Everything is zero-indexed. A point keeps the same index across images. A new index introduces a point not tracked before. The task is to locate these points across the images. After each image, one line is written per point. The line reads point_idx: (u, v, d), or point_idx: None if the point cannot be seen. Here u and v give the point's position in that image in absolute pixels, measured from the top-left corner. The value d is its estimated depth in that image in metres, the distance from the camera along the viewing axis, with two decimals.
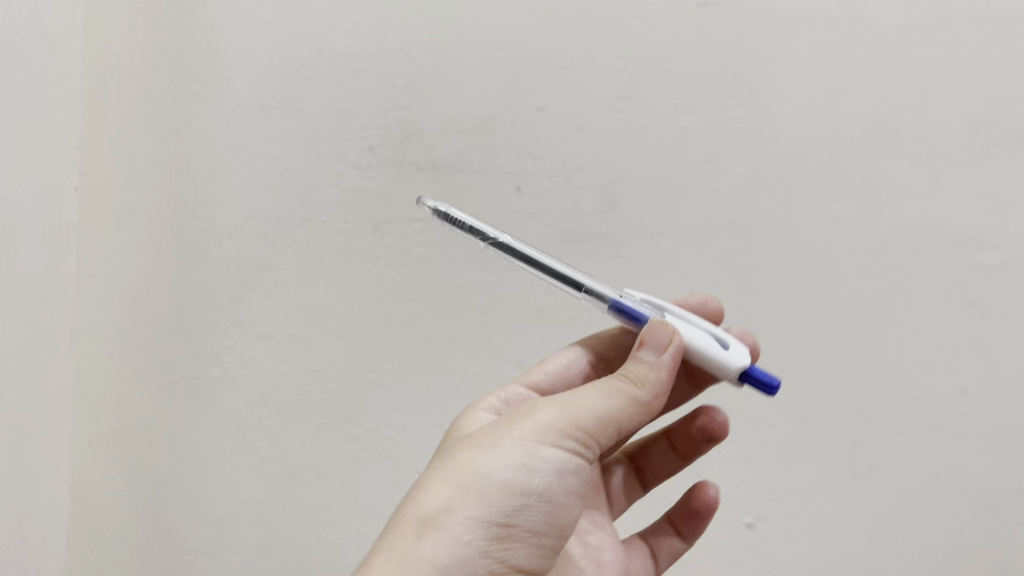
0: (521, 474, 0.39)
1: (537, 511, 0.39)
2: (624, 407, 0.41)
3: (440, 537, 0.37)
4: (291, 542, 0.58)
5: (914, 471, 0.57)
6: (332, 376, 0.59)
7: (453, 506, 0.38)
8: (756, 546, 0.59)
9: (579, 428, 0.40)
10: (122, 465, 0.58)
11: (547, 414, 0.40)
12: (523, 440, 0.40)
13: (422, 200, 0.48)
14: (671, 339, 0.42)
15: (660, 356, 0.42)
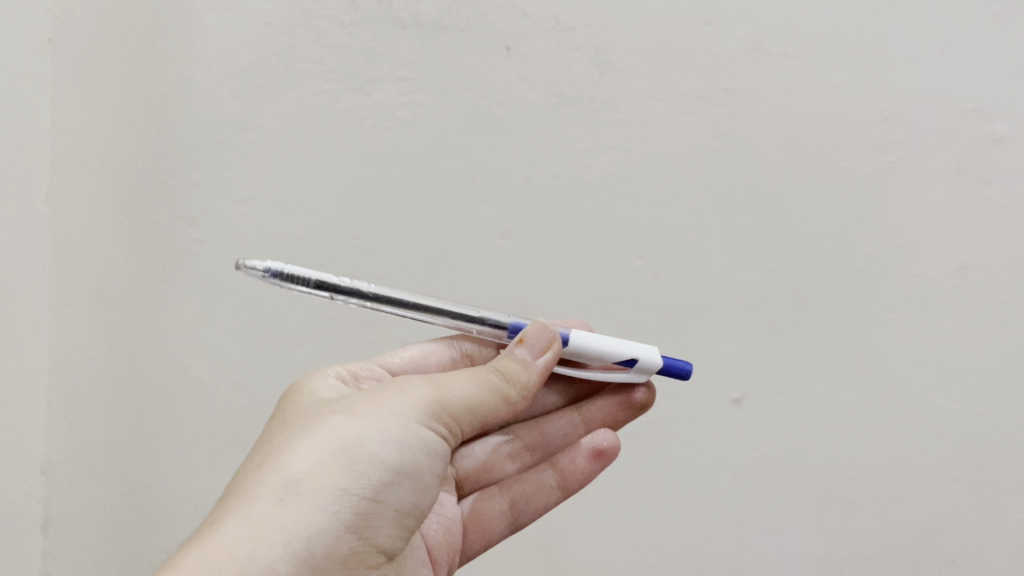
0: (392, 449, 0.36)
1: (404, 490, 0.37)
2: (486, 394, 0.40)
3: (304, 505, 0.34)
4: (270, 404, 0.58)
5: (907, 349, 0.56)
6: (314, 242, 0.58)
7: (320, 470, 0.35)
8: (741, 422, 0.58)
9: (444, 411, 0.38)
10: (103, 326, 0.59)
11: (415, 392, 0.38)
12: (397, 414, 0.37)
13: (241, 263, 0.38)
14: (551, 343, 0.42)
15: (541, 361, 0.42)
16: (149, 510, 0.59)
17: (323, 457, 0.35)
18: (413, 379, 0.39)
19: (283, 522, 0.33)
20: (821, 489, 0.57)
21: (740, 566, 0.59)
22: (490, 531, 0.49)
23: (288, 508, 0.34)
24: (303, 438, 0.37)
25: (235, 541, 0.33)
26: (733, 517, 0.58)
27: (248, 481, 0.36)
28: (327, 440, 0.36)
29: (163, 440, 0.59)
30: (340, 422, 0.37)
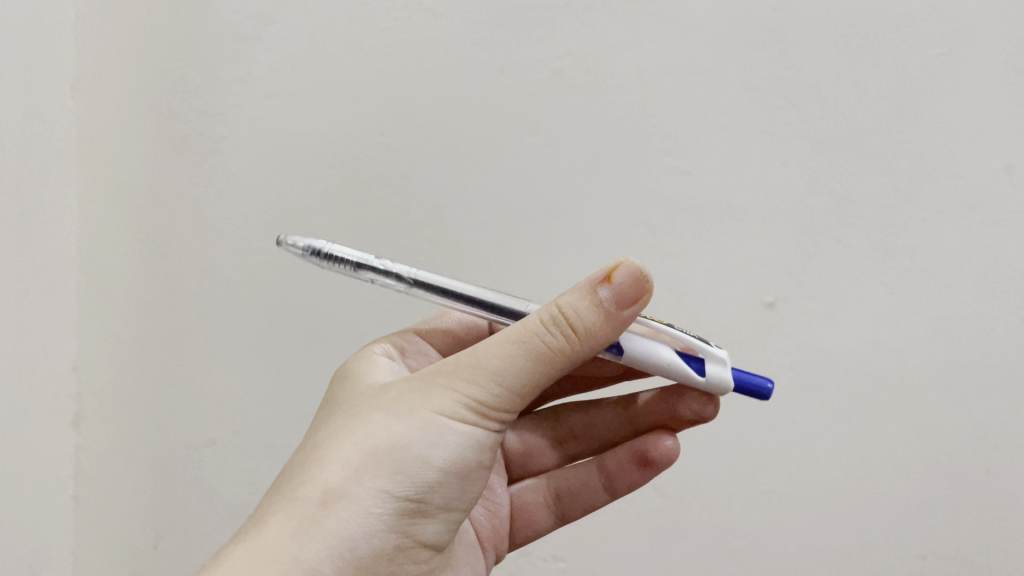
0: (432, 450, 0.35)
1: (451, 488, 0.36)
2: (548, 369, 0.36)
3: (346, 511, 0.34)
4: (298, 305, 0.58)
5: (948, 253, 0.54)
6: (340, 139, 0.57)
7: (361, 476, 0.34)
8: (773, 324, 0.56)
9: (497, 398, 0.36)
10: (132, 223, 0.59)
11: (467, 380, 0.36)
12: (440, 413, 0.35)
13: (283, 238, 0.39)
14: (640, 295, 0.35)
15: (618, 308, 0.35)
16: (180, 408, 0.60)
17: (364, 460, 0.35)
18: (468, 358, 0.36)
19: (325, 527, 0.33)
20: (854, 396, 0.56)
21: (767, 472, 0.58)
22: (534, 522, 0.51)
23: (329, 514, 0.33)
24: (347, 438, 0.36)
25: (276, 547, 0.33)
26: (763, 424, 0.58)
27: (293, 481, 0.35)
28: (369, 440, 0.35)
29: (194, 339, 0.59)
30: (383, 419, 0.36)
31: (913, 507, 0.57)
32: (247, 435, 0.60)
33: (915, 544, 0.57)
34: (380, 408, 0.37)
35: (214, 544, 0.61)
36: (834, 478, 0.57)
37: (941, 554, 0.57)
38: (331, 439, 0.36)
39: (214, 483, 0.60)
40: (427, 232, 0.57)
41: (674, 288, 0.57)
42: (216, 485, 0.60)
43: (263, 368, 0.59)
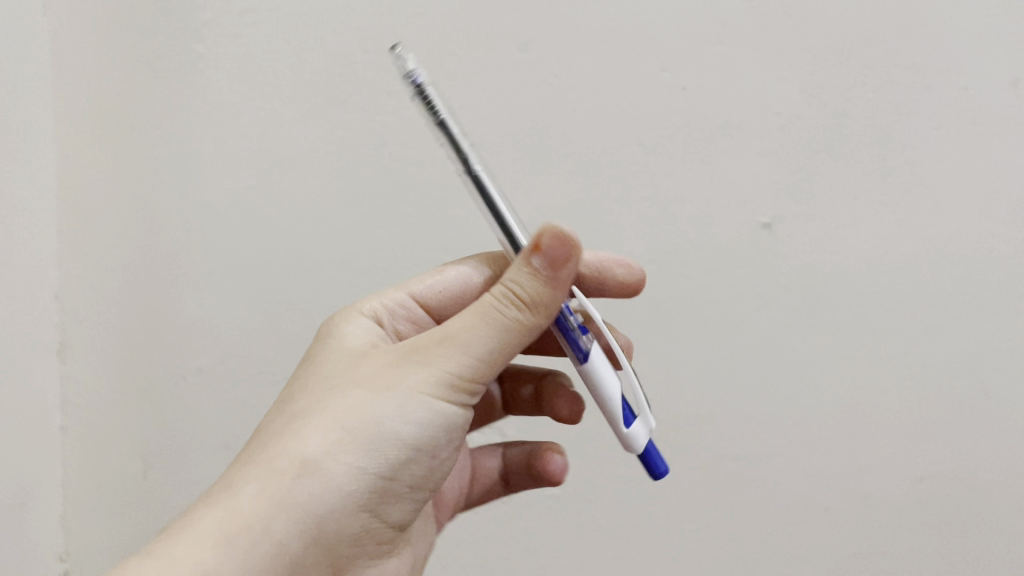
0: (408, 428, 0.35)
1: (421, 466, 0.37)
2: (512, 339, 0.36)
3: (320, 486, 0.34)
4: (283, 230, 0.57)
5: (949, 169, 0.52)
6: (321, 57, 0.55)
7: (337, 452, 0.34)
8: (771, 246, 0.54)
9: (467, 374, 0.36)
10: (108, 147, 0.57)
11: (439, 358, 0.36)
12: (416, 391, 0.36)
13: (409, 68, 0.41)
14: (573, 252, 0.36)
15: (554, 268, 0.36)
16: (164, 336, 0.59)
17: (339, 436, 0.35)
18: (441, 334, 0.37)
19: (299, 500, 0.34)
20: (852, 317, 0.55)
21: (762, 396, 0.56)
22: (489, 484, 0.55)
23: (303, 489, 0.34)
24: (318, 411, 0.36)
25: (240, 527, 0.33)
26: (761, 350, 0.56)
27: (260, 450, 0.35)
28: (342, 416, 0.35)
29: (175, 265, 0.58)
30: (358, 397, 0.36)
31: (910, 430, 0.56)
32: (233, 364, 0.59)
33: (911, 467, 0.56)
34: (354, 383, 0.36)
35: (206, 472, 0.61)
36: (831, 402, 0.56)
37: (937, 476, 0.56)
38: (305, 408, 0.36)
39: (202, 412, 0.59)
40: (413, 153, 0.55)
41: (668, 209, 0.55)
42: (205, 414, 0.59)
43: (247, 296, 0.58)
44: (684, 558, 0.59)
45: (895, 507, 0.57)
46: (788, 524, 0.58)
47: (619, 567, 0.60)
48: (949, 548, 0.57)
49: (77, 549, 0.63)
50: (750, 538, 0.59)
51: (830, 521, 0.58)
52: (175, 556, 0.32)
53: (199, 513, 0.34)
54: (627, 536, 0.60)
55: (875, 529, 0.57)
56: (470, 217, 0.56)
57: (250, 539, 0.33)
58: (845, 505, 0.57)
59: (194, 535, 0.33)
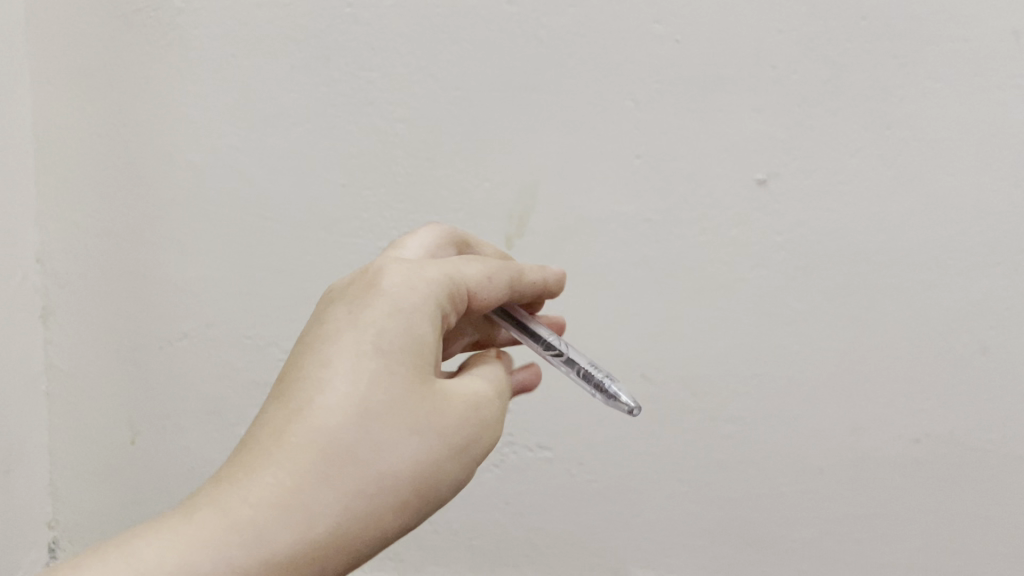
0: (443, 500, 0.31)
1: None
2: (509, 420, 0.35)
3: (365, 553, 0.29)
4: (267, 190, 0.55)
5: (949, 123, 0.51)
6: (302, 12, 0.53)
7: (391, 517, 0.29)
8: (766, 204, 0.53)
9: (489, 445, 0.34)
10: (86, 107, 0.55)
11: (482, 431, 0.33)
12: (461, 465, 0.32)
13: None
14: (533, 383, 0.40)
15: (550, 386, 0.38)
16: (149, 299, 0.58)
17: (400, 496, 0.29)
18: (477, 396, 0.33)
19: (345, 563, 0.28)
20: (848, 276, 0.54)
21: (756, 356, 0.56)
22: None
23: (353, 548, 0.28)
24: (364, 456, 0.29)
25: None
26: (755, 311, 0.55)
27: (290, 484, 0.27)
28: (410, 469, 0.29)
29: (158, 226, 0.57)
30: (410, 458, 0.30)
31: (905, 390, 0.55)
32: (219, 329, 0.58)
33: (906, 427, 0.56)
34: (415, 430, 0.30)
35: (193, 438, 0.60)
36: (825, 362, 0.55)
37: (933, 436, 0.56)
38: (343, 445, 0.29)
39: (189, 377, 0.59)
40: (400, 111, 0.54)
41: (660, 166, 0.53)
42: (191, 379, 0.59)
43: (232, 259, 0.57)
44: (677, 519, 0.59)
45: (891, 467, 0.56)
46: (782, 485, 0.58)
47: (611, 529, 0.60)
48: (946, 509, 0.57)
49: (66, 514, 0.62)
50: (745, 500, 0.58)
51: (825, 483, 0.57)
52: None
53: (196, 540, 0.26)
54: (619, 498, 0.59)
55: (870, 489, 0.57)
56: (459, 176, 0.55)
57: None
58: (840, 465, 0.57)
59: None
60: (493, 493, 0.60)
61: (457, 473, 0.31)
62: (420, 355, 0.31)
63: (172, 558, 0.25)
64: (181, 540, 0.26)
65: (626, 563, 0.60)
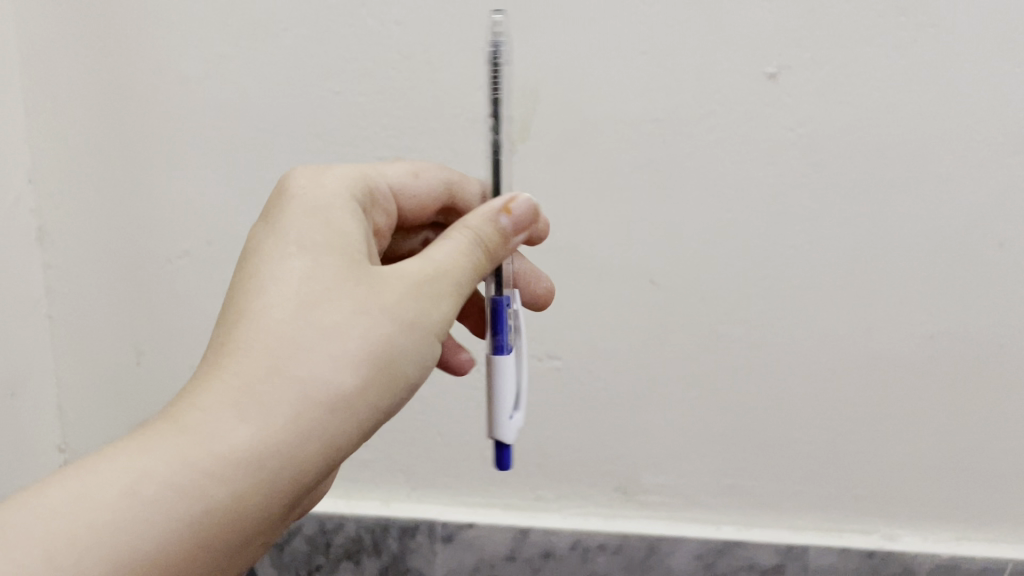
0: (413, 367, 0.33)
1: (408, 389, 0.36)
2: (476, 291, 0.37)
3: (338, 422, 0.31)
4: (261, 101, 0.54)
5: (966, 7, 0.49)
6: None
7: (354, 387, 0.31)
8: (776, 99, 0.51)
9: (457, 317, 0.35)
10: (69, 19, 0.53)
11: (444, 300, 0.34)
12: (421, 328, 0.33)
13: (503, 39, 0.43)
14: (522, 226, 0.39)
15: (511, 236, 0.39)
16: (145, 219, 0.56)
17: (355, 367, 0.31)
18: (434, 266, 0.35)
19: (317, 434, 0.30)
20: (861, 171, 0.52)
21: (767, 258, 0.54)
22: None
23: (322, 421, 0.30)
24: (302, 342, 0.30)
25: (210, 490, 0.28)
26: (766, 210, 0.53)
27: (241, 379, 0.30)
28: (360, 342, 0.31)
29: (150, 143, 0.55)
30: (352, 328, 0.31)
31: (919, 286, 0.54)
32: (219, 245, 0.57)
33: (920, 325, 0.55)
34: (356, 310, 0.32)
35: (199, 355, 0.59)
36: (837, 262, 0.54)
37: (947, 333, 0.55)
38: (281, 333, 0.31)
39: (190, 299, 0.58)
40: (393, 13, 0.52)
41: (666, 64, 0.51)
42: (194, 299, 0.58)
43: (228, 172, 0.55)
44: (687, 425, 0.59)
45: (903, 366, 0.56)
46: (793, 387, 0.57)
47: (622, 436, 0.59)
48: (958, 406, 0.56)
49: (76, 439, 0.63)
50: (756, 403, 0.58)
51: (836, 383, 0.57)
52: (126, 487, 0.28)
53: (149, 451, 0.29)
54: (629, 405, 0.59)
55: (882, 388, 0.56)
56: (457, 80, 0.53)
57: (262, 472, 0.29)
58: (852, 365, 0.56)
59: (150, 475, 0.28)
60: None
61: (409, 344, 0.33)
62: (336, 246, 0.34)
63: (127, 467, 0.28)
64: (131, 453, 0.29)
65: (638, 470, 0.60)
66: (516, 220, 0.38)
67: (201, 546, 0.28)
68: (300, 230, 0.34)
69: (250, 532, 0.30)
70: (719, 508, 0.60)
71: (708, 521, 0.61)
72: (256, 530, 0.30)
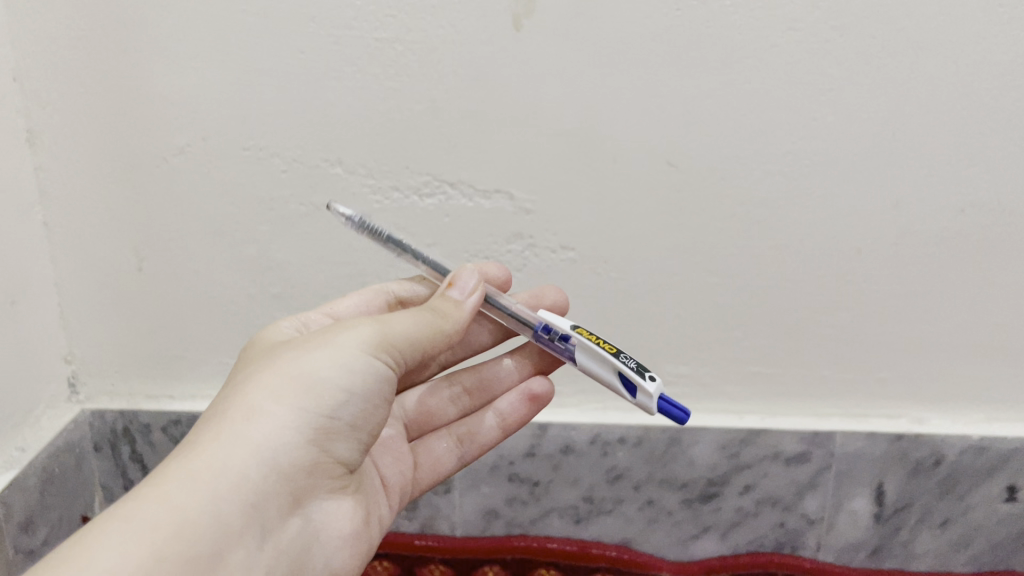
0: (340, 374, 0.36)
1: (358, 408, 0.37)
2: (425, 330, 0.40)
3: (263, 426, 0.34)
4: None
5: None
6: None
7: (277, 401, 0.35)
8: None
9: (387, 342, 0.38)
10: None
11: (360, 325, 0.38)
12: (336, 346, 0.37)
13: (331, 208, 0.44)
14: (477, 285, 0.43)
15: (467, 297, 0.42)
16: (137, 115, 0.54)
17: (276, 391, 0.35)
18: (350, 319, 0.39)
19: (245, 436, 0.34)
20: (891, 34, 0.49)
21: (791, 132, 0.51)
22: (442, 466, 0.48)
23: (248, 426, 0.34)
24: (232, 395, 0.36)
25: (158, 502, 0.30)
26: (789, 82, 0.50)
27: (187, 436, 0.34)
28: (281, 375, 0.36)
29: (136, 33, 0.52)
30: (270, 373, 0.36)
31: (951, 158, 0.51)
32: (216, 140, 0.54)
33: (950, 198, 0.52)
34: (278, 362, 0.37)
35: (203, 258, 0.58)
36: (864, 133, 0.51)
37: (979, 205, 0.52)
38: (220, 401, 0.36)
39: (189, 198, 0.56)
40: None
41: None
42: (195, 198, 0.56)
43: (220, 63, 0.52)
44: (707, 313, 0.57)
45: (933, 242, 0.54)
46: (817, 269, 0.55)
47: (640, 328, 0.58)
48: (987, 282, 0.54)
49: (83, 346, 0.61)
50: (781, 286, 0.56)
51: (863, 263, 0.54)
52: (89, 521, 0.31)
53: None
54: (647, 295, 0.57)
55: (910, 268, 0.54)
56: None
57: (196, 473, 0.32)
58: (880, 243, 0.54)
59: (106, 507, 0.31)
60: None
61: (324, 358, 0.37)
62: (272, 349, 0.40)
63: None
64: None
65: (658, 361, 0.59)
66: (465, 288, 0.43)
67: (164, 533, 0.29)
68: (253, 355, 0.41)
69: (219, 540, 0.31)
70: (742, 396, 0.59)
71: (731, 410, 0.60)
72: (222, 533, 0.31)
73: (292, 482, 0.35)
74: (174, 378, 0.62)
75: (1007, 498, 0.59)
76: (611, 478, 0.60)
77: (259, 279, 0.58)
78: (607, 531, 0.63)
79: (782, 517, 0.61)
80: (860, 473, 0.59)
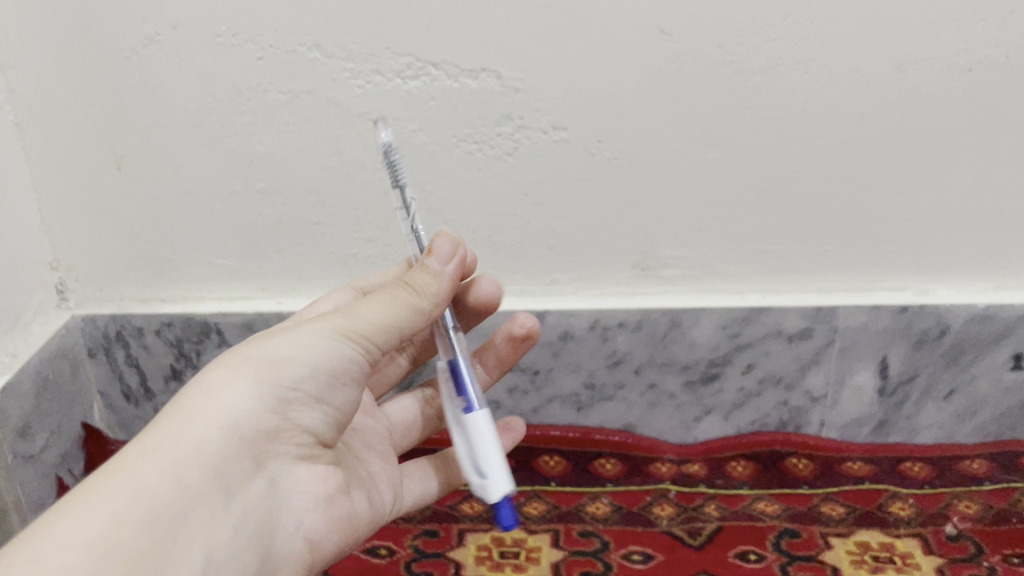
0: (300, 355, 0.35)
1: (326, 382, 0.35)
2: (405, 315, 0.36)
3: (221, 397, 0.33)
4: None
5: None
6: None
7: (237, 373, 0.34)
8: None
9: (355, 329, 0.35)
10: None
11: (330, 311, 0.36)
12: (301, 330, 0.35)
13: None
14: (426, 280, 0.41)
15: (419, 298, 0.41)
16: (102, 5, 0.51)
17: (239, 363, 0.34)
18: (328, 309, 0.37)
19: (204, 406, 0.33)
20: None
21: None
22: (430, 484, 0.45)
23: (208, 397, 0.33)
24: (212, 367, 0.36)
25: (115, 473, 0.31)
26: None
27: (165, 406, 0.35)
28: (248, 352, 0.35)
29: None
30: (241, 349, 0.36)
31: (961, 14, 0.49)
32: (188, 29, 0.52)
33: (957, 58, 0.50)
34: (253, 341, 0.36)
35: (183, 155, 0.56)
36: None
37: (989, 64, 0.50)
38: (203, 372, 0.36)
39: (164, 91, 0.54)
40: None
41: None
42: (170, 92, 0.54)
43: None
44: (705, 192, 0.55)
45: (940, 105, 0.52)
46: (819, 140, 0.53)
47: (637, 210, 0.56)
48: (995, 146, 0.53)
49: (68, 253, 0.60)
50: (782, 159, 0.54)
51: (866, 130, 0.53)
52: None
53: None
54: (644, 176, 0.55)
55: (915, 135, 0.53)
56: None
57: (152, 442, 0.32)
58: (885, 110, 0.52)
59: None
60: (509, 188, 0.56)
61: (285, 342, 0.35)
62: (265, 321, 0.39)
63: None
64: None
65: (657, 244, 0.57)
66: None
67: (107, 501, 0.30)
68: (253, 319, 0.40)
69: (172, 508, 0.31)
70: (742, 276, 0.58)
71: (732, 291, 0.59)
72: (177, 498, 0.31)
73: (253, 447, 0.34)
74: (162, 282, 0.61)
75: (1013, 367, 0.58)
76: (612, 363, 0.60)
77: (243, 173, 0.56)
78: (609, 418, 0.62)
79: (785, 395, 0.61)
80: (863, 348, 0.58)
